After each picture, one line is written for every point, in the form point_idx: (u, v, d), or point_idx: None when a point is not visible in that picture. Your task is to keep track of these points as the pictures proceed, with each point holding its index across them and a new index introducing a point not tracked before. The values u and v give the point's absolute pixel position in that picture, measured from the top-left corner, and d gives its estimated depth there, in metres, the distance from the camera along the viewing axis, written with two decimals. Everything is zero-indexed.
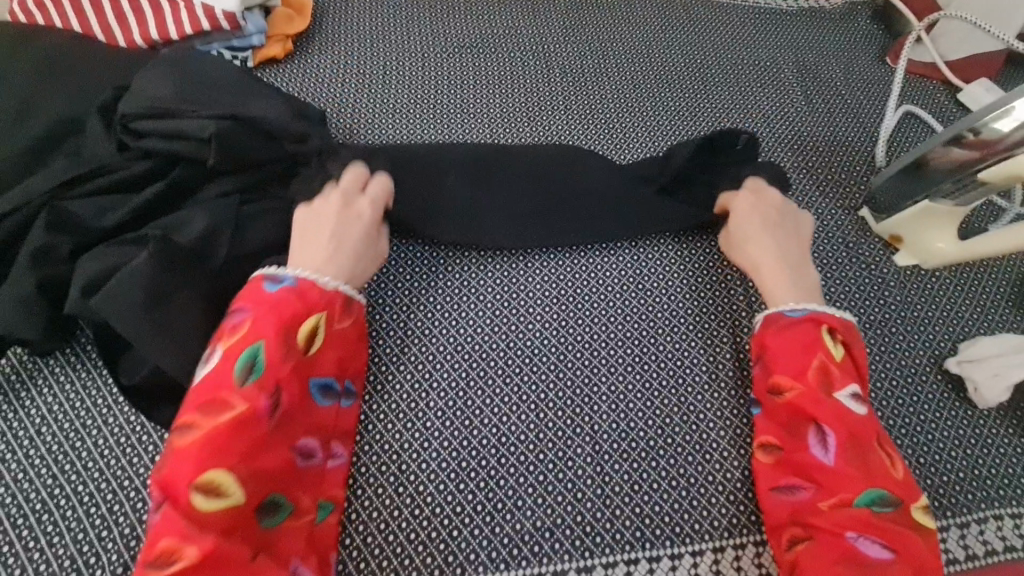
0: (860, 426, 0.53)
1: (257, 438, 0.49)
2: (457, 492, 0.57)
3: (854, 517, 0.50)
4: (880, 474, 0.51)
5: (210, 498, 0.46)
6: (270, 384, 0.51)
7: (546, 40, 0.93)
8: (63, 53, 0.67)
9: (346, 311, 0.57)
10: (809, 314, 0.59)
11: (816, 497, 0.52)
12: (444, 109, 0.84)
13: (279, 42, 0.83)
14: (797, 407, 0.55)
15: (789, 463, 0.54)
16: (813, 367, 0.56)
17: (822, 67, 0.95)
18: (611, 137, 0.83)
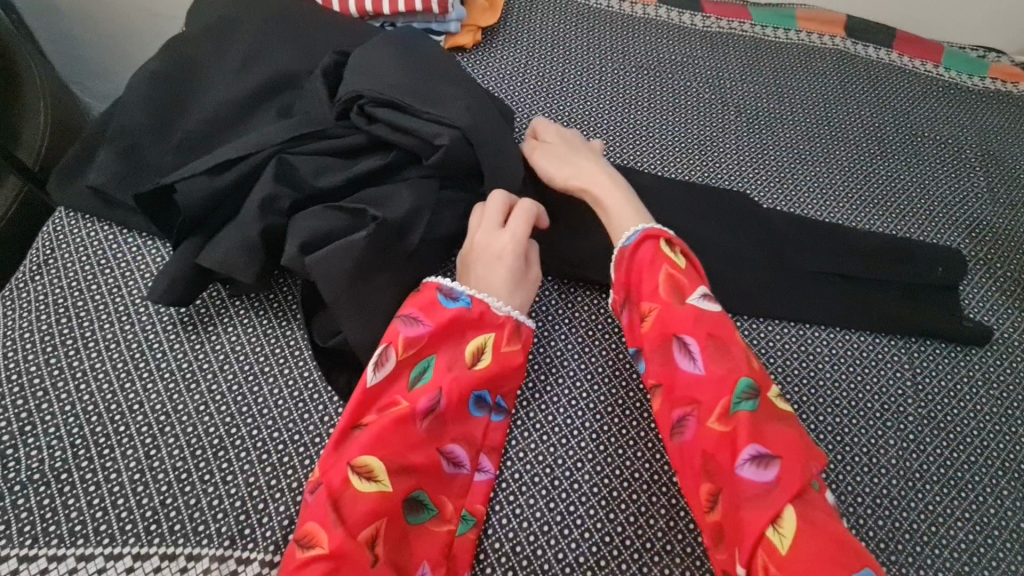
0: (665, 320, 0.55)
1: (411, 440, 0.51)
2: (597, 534, 0.54)
3: (752, 428, 0.50)
4: (736, 370, 0.53)
5: (365, 481, 0.48)
6: (430, 389, 0.53)
7: (723, 75, 0.92)
8: (288, 9, 0.70)
9: (515, 335, 0.57)
10: (643, 234, 0.59)
11: (704, 418, 0.52)
12: (617, 125, 0.83)
13: (471, 32, 0.84)
14: (660, 324, 0.56)
15: (676, 392, 0.54)
16: (661, 283, 0.57)
17: (1007, 153, 0.90)
18: (782, 184, 0.81)
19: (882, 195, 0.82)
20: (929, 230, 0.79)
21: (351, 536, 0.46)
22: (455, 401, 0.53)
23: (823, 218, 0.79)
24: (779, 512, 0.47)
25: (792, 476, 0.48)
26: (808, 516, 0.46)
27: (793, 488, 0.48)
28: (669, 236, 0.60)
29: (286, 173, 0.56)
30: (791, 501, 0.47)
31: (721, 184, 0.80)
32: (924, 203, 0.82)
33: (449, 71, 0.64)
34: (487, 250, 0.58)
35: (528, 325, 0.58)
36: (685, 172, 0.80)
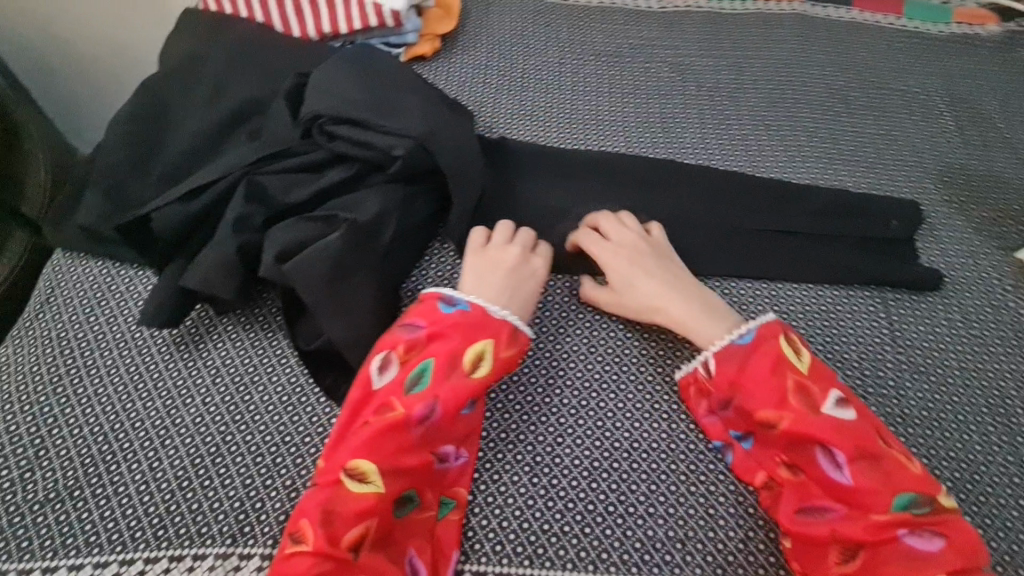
0: (806, 430, 0.52)
1: (404, 444, 0.52)
2: (581, 505, 0.55)
3: (912, 523, 0.49)
4: (902, 477, 0.51)
5: (356, 481, 0.50)
6: (426, 397, 0.53)
7: (683, 53, 0.93)
8: (254, 44, 0.75)
9: (512, 341, 0.57)
10: (759, 334, 0.57)
11: (853, 519, 0.50)
12: (578, 113, 0.85)
13: (429, 41, 0.87)
14: (797, 435, 0.52)
15: (811, 489, 0.52)
16: (790, 388, 0.54)
17: (975, 96, 0.89)
18: (746, 151, 0.82)
19: (849, 152, 0.82)
20: (898, 180, 0.80)
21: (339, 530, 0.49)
22: (451, 409, 0.53)
23: (790, 178, 0.80)
24: None
25: (956, 559, 0.48)
26: None
27: (959, 564, 0.48)
28: (783, 331, 0.57)
29: (256, 192, 0.59)
30: None
31: (685, 158, 0.81)
32: (892, 154, 0.82)
33: (403, 78, 0.66)
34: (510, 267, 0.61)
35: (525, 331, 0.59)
36: (650, 152, 0.81)
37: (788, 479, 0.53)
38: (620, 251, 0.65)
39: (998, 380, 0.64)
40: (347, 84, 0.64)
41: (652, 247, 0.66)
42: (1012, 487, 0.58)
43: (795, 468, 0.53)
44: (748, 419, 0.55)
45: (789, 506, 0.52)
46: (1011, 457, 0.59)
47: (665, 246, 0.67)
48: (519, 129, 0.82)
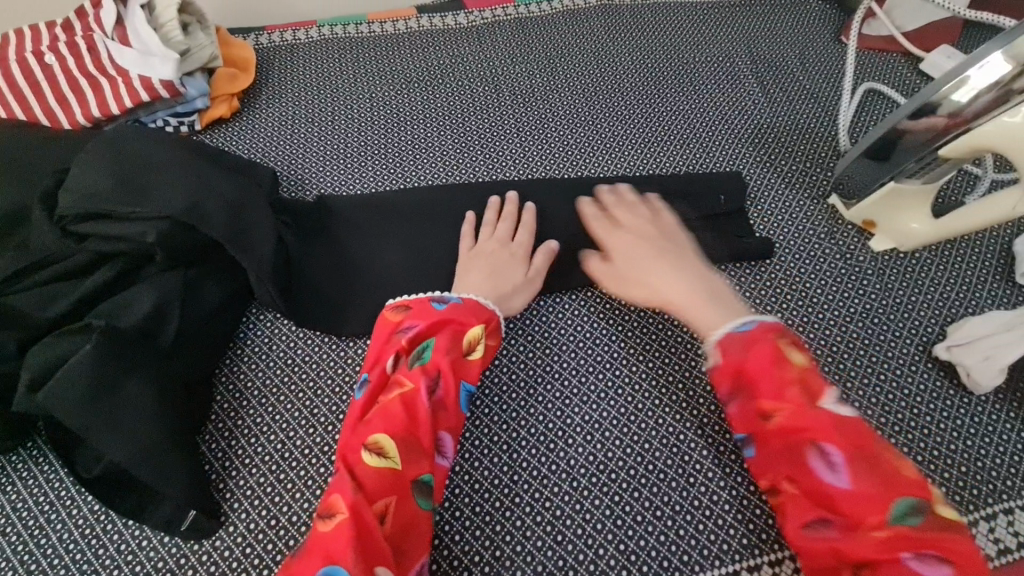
0: (796, 423, 0.48)
1: (414, 414, 0.53)
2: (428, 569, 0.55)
3: (915, 545, 0.42)
4: (902, 481, 0.44)
5: (375, 455, 0.50)
6: (429, 370, 0.55)
7: (495, 65, 0.93)
8: (10, 144, 0.68)
9: (498, 330, 0.61)
10: (757, 324, 0.53)
11: (854, 528, 0.44)
12: (395, 146, 0.83)
13: (224, 102, 0.83)
14: (790, 428, 0.48)
15: (809, 498, 0.46)
16: (788, 378, 0.49)
17: (774, 54, 0.93)
18: (566, 152, 0.82)
19: (664, 132, 0.83)
20: (713, 150, 0.81)
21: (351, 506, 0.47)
22: (453, 386, 0.55)
23: (610, 171, 0.80)
24: None
25: None
26: None
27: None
28: (772, 331, 0.52)
29: (7, 316, 0.54)
30: None
31: (505, 172, 0.80)
32: (704, 126, 0.84)
33: (168, 154, 0.62)
34: (501, 252, 0.66)
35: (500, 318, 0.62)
36: (470, 173, 0.80)
37: (784, 493, 0.48)
38: (633, 241, 0.65)
39: (824, 329, 0.65)
40: (101, 174, 0.59)
41: (656, 235, 0.65)
42: None
43: (793, 478, 0.47)
44: (754, 414, 0.50)
45: (793, 519, 0.47)
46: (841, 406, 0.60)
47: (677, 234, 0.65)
48: (333, 176, 0.79)
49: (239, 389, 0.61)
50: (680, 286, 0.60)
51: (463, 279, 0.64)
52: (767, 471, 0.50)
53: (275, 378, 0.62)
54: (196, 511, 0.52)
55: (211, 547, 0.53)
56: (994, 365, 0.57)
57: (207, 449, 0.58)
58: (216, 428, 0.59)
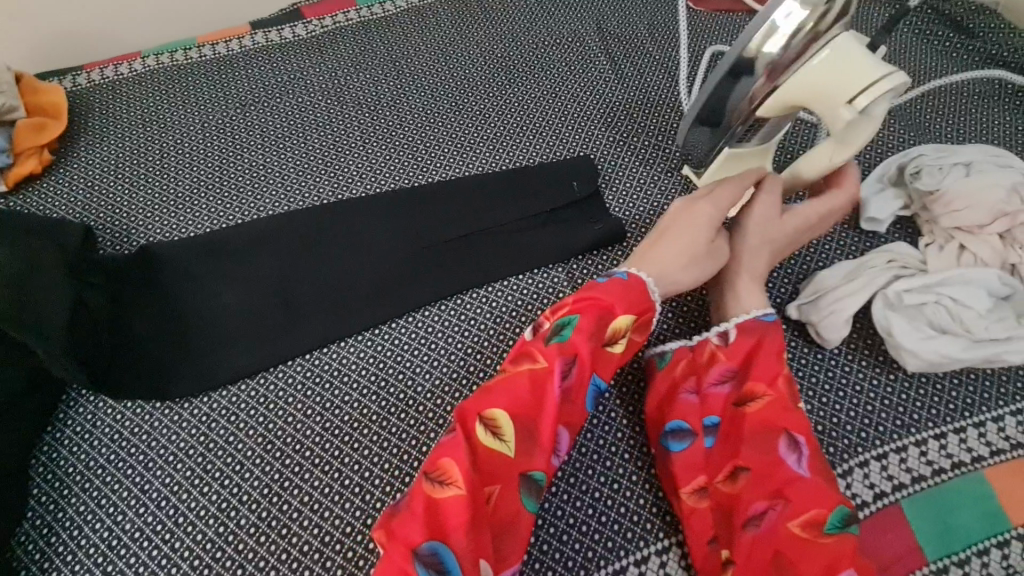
0: (771, 414, 0.51)
1: (551, 403, 0.49)
2: None
3: (853, 553, 0.44)
4: (842, 492, 0.48)
5: (491, 434, 0.47)
6: (567, 353, 0.51)
7: (337, 75, 0.87)
8: None
9: (642, 325, 0.56)
10: (776, 319, 0.56)
11: (793, 520, 0.46)
12: (230, 178, 0.77)
13: (32, 156, 0.75)
14: (768, 416, 0.51)
15: (767, 487, 0.48)
16: (783, 373, 0.52)
17: (623, 28, 0.91)
18: (415, 159, 0.78)
19: (515, 123, 0.81)
20: (564, 135, 0.79)
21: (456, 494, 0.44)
22: (587, 373, 0.51)
23: (461, 172, 0.76)
24: None
25: None
26: None
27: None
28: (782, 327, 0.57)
29: None
30: None
31: (352, 189, 0.76)
32: (555, 112, 0.81)
33: None
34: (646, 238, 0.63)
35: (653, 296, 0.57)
36: (315, 195, 0.75)
37: (736, 482, 0.50)
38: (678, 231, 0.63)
39: None
40: None
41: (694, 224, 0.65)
42: None
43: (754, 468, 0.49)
44: (734, 396, 0.53)
45: (740, 510, 0.49)
46: None
47: None
48: (163, 222, 0.73)
49: (60, 481, 0.56)
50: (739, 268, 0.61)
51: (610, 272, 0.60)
52: (725, 458, 0.51)
53: (100, 461, 0.56)
54: None
55: None
56: (812, 310, 0.59)
57: (24, 554, 0.52)
58: (35, 528, 0.53)
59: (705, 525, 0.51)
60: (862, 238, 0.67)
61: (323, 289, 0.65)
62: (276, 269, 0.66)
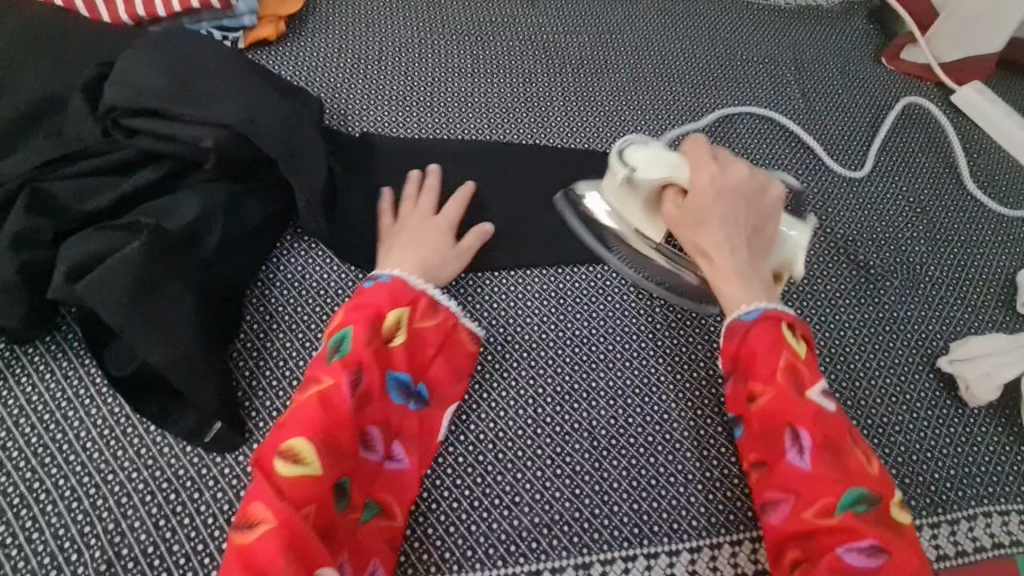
0: (776, 408, 0.50)
1: (337, 415, 0.49)
2: (453, 514, 0.56)
3: (863, 528, 0.45)
4: (860, 474, 0.47)
5: (291, 463, 0.46)
6: (350, 363, 0.52)
7: (546, 29, 0.91)
8: (50, 30, 0.66)
9: (432, 311, 0.58)
10: (763, 313, 0.54)
11: (802, 508, 0.47)
12: (440, 95, 0.81)
13: (271, 23, 0.80)
14: (771, 411, 0.50)
15: (773, 477, 0.49)
16: (781, 367, 0.51)
17: (818, 66, 0.94)
18: (610, 129, 0.82)
19: (705, 125, 0.85)
20: (748, 150, 0.84)
21: (289, 509, 0.44)
22: (379, 378, 0.53)
23: None
24: None
25: None
26: None
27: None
28: (790, 319, 0.55)
29: (44, 203, 0.52)
30: None
31: (549, 139, 0.80)
32: (745, 125, 0.86)
33: (220, 61, 0.59)
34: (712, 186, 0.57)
35: (449, 306, 0.60)
36: (516, 134, 0.80)
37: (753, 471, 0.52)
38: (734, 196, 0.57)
39: (840, 328, 0.68)
40: (152, 69, 0.56)
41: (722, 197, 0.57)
42: None
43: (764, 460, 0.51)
44: (740, 396, 0.54)
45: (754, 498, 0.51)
46: (848, 401, 0.64)
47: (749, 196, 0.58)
48: (379, 117, 0.78)
49: (269, 314, 0.60)
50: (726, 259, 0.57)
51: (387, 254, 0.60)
52: (744, 449, 0.53)
53: (306, 306, 0.61)
54: (221, 424, 0.52)
55: (232, 461, 0.52)
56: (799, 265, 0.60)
57: (234, 367, 0.57)
58: (245, 347, 0.58)
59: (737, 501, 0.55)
60: (1013, 320, 0.72)
61: (522, 221, 0.70)
62: (483, 191, 0.71)
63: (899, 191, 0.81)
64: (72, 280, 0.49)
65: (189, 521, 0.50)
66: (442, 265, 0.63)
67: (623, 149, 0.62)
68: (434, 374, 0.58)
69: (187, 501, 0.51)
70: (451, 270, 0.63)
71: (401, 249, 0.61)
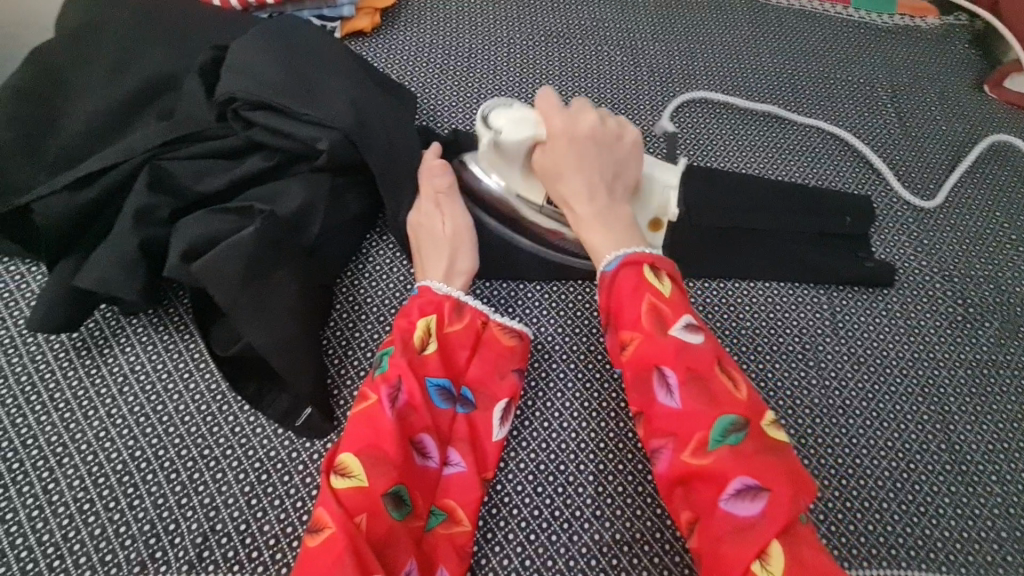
0: (643, 352, 0.48)
1: (382, 426, 0.49)
2: (534, 523, 0.55)
3: (736, 460, 0.43)
4: (730, 406, 0.45)
5: (342, 475, 0.47)
6: (390, 377, 0.51)
7: (634, 35, 0.89)
8: (165, 10, 0.67)
9: (457, 315, 0.57)
10: (624, 259, 0.51)
11: (680, 452, 0.46)
12: (527, 97, 0.81)
13: (368, 15, 0.81)
14: (640, 358, 0.48)
15: (651, 427, 0.48)
16: (641, 311, 0.49)
17: (915, 89, 0.90)
18: (698, 141, 0.81)
19: (797, 142, 0.82)
20: (843, 170, 0.80)
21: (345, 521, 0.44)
22: (418, 386, 0.52)
23: (740, 169, 0.79)
24: (763, 546, 0.42)
25: (782, 513, 0.42)
26: (794, 552, 0.41)
27: (782, 521, 0.42)
28: (653, 259, 0.51)
29: (162, 181, 0.53)
30: (778, 535, 0.42)
31: None
32: (838, 145, 0.82)
33: (331, 54, 0.61)
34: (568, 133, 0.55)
35: (476, 308, 0.59)
36: None
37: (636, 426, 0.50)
38: (584, 145, 0.55)
39: (934, 367, 0.65)
40: (268, 57, 0.57)
41: (589, 144, 0.56)
42: (942, 475, 0.60)
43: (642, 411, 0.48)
44: (616, 350, 0.51)
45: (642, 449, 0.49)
46: (942, 445, 0.61)
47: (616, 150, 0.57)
48: (467, 115, 0.78)
49: (358, 304, 0.61)
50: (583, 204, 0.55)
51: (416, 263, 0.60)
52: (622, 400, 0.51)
53: (394, 300, 0.61)
54: (312, 410, 0.53)
55: (320, 448, 0.53)
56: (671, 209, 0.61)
57: (324, 355, 0.58)
58: (336, 336, 0.59)
59: None
60: None
61: None
62: None
63: (1000, 225, 0.77)
64: (189, 260, 0.50)
65: (279, 502, 0.50)
66: (457, 262, 0.60)
67: (487, 113, 0.58)
68: (474, 376, 0.57)
69: (278, 483, 0.51)
70: (466, 260, 0.60)
71: (419, 254, 0.60)
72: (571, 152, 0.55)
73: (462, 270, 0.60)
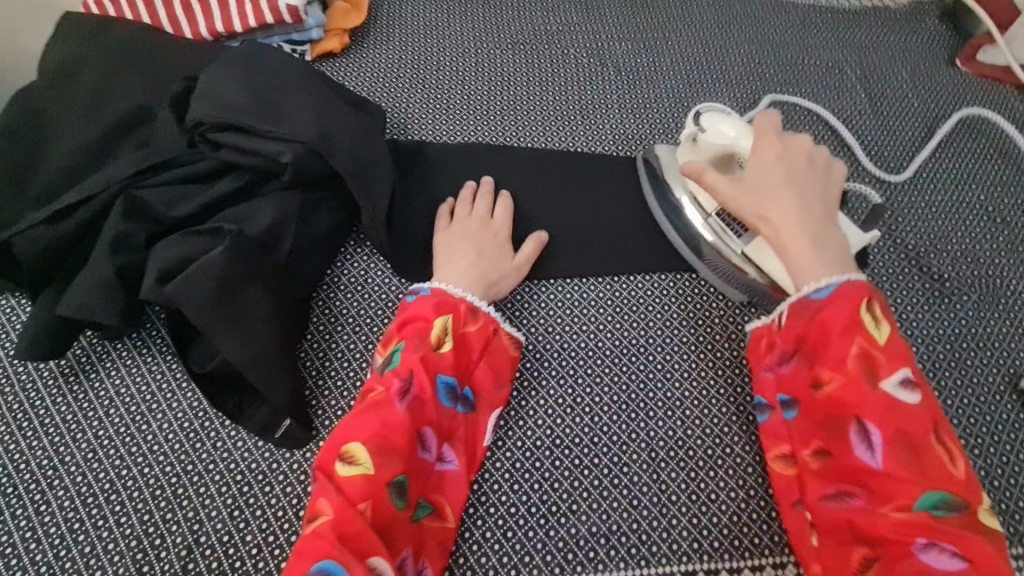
0: (846, 399, 0.49)
1: (389, 419, 0.51)
2: (510, 519, 0.56)
3: (936, 529, 0.43)
4: (941, 474, 0.45)
5: (346, 464, 0.49)
6: (401, 371, 0.53)
7: (601, 36, 0.91)
8: (138, 46, 0.70)
9: (472, 317, 0.59)
10: (837, 290, 0.51)
11: (874, 505, 0.46)
12: (495, 103, 0.82)
13: (336, 36, 0.83)
14: (837, 400, 0.49)
15: (838, 470, 0.49)
16: (852, 355, 0.49)
17: (886, 69, 0.90)
18: (668, 135, 0.81)
19: None
20: None
21: (342, 505, 0.46)
22: (428, 381, 0.54)
23: None
24: None
25: None
26: None
27: None
28: (869, 296, 0.51)
29: (135, 208, 0.56)
30: None
31: (605, 146, 0.80)
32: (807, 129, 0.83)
33: (293, 75, 0.63)
34: (786, 157, 0.59)
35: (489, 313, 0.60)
36: (571, 140, 0.80)
37: (815, 459, 0.50)
38: (779, 164, 0.58)
39: (912, 345, 0.65)
40: (232, 83, 0.60)
41: (800, 170, 0.58)
42: None
43: (828, 448, 0.50)
44: (806, 380, 0.52)
45: (818, 487, 0.50)
46: None
47: (824, 180, 0.59)
48: (436, 125, 0.79)
49: (334, 316, 0.62)
50: (794, 222, 0.55)
51: (448, 265, 0.62)
52: (804, 436, 0.52)
53: (368, 310, 0.63)
54: (290, 421, 0.54)
55: (300, 457, 0.54)
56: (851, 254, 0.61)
57: (302, 368, 0.60)
58: (313, 348, 0.61)
59: (790, 488, 0.53)
60: None
61: (576, 232, 0.71)
62: (538, 203, 0.72)
63: (976, 198, 0.77)
64: (163, 282, 0.52)
65: (261, 513, 0.52)
66: (497, 280, 0.64)
67: (698, 112, 0.65)
68: (482, 377, 0.59)
69: (259, 493, 0.53)
70: (504, 281, 0.64)
71: (455, 259, 0.63)
72: (769, 172, 0.58)
73: (498, 287, 0.64)
